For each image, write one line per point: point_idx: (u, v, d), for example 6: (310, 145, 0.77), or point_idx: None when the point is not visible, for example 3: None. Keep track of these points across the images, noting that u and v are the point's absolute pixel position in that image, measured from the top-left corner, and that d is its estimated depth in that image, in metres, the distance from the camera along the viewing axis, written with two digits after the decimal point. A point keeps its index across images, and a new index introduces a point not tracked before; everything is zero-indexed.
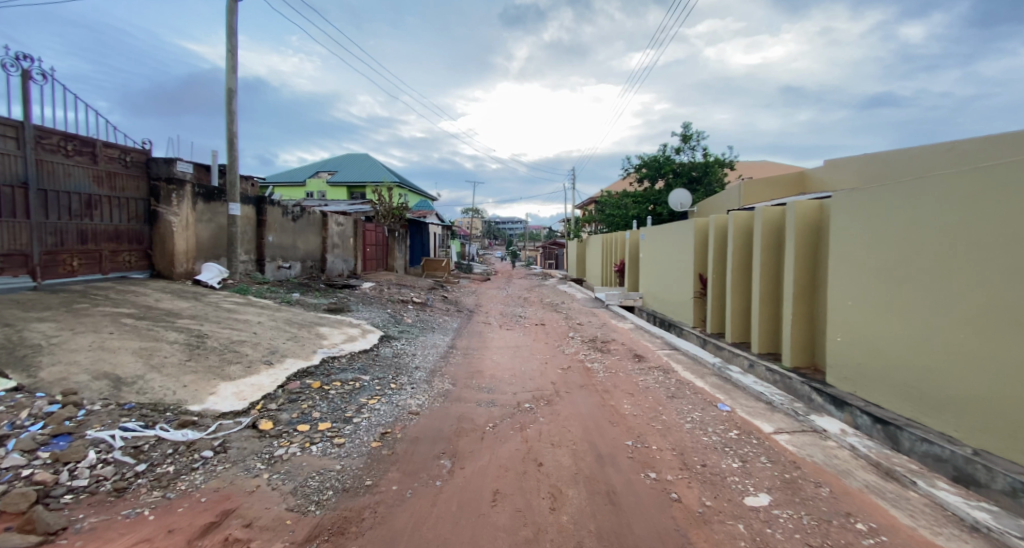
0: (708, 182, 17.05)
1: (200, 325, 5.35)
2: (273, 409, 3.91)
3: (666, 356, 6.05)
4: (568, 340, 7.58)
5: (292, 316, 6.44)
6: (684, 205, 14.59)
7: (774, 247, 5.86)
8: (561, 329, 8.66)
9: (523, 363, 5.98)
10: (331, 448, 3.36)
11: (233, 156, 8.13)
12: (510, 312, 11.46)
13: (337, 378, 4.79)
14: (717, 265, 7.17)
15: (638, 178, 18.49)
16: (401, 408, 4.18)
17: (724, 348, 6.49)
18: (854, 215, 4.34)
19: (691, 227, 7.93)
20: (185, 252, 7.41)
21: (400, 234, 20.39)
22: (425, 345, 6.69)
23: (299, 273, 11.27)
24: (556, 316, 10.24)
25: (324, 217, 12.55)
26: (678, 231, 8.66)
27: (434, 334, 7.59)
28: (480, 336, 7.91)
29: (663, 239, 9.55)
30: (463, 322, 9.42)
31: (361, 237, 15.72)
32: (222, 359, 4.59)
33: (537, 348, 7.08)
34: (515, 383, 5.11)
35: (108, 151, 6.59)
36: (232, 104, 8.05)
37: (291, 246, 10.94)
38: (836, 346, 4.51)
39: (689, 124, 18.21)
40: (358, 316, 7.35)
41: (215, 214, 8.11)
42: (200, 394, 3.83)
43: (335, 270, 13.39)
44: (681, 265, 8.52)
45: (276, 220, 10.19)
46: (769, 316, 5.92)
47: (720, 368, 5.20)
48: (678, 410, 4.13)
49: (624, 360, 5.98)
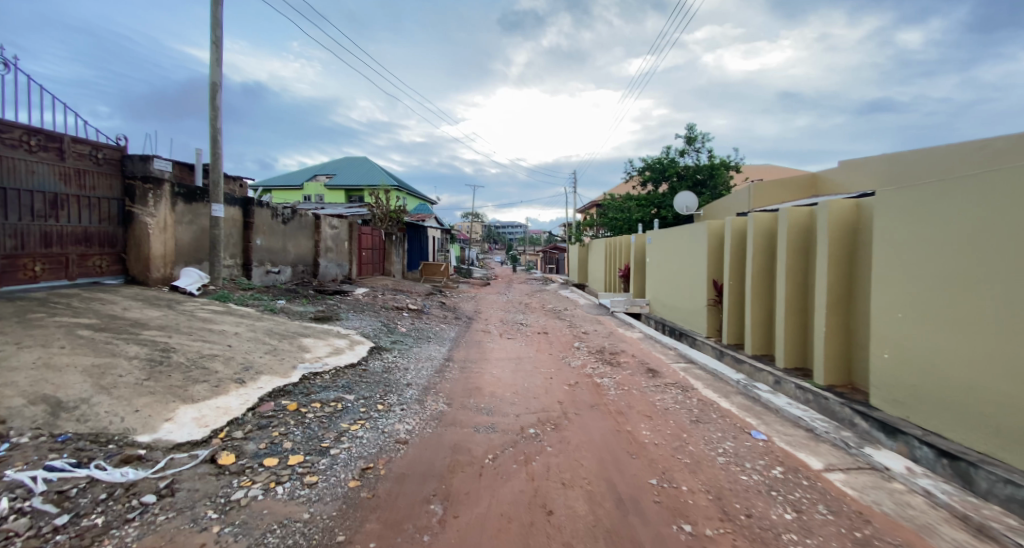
0: (713, 185, 16.58)
1: (168, 337, 4.82)
2: (238, 438, 3.38)
3: (682, 371, 5.52)
4: (573, 351, 7.04)
5: (273, 326, 5.90)
6: (690, 208, 14.10)
7: (801, 251, 5.37)
8: (565, 338, 8.13)
9: (526, 378, 5.44)
10: (300, 490, 2.83)
11: (217, 154, 7.63)
12: (510, 319, 10.93)
13: (318, 398, 4.26)
14: (735, 270, 6.67)
15: (641, 181, 18.01)
16: (387, 435, 3.65)
17: (744, 361, 5.97)
18: (901, 215, 3.88)
19: (705, 230, 7.42)
20: (162, 255, 6.88)
21: (397, 238, 19.90)
22: (418, 357, 6.16)
23: (289, 278, 10.76)
24: (559, 324, 9.69)
25: (317, 219, 12.04)
26: (689, 233, 8.15)
27: (429, 345, 7.07)
28: (479, 347, 7.37)
29: (672, 243, 9.04)
30: (461, 330, 8.89)
31: (356, 241, 15.20)
32: (187, 378, 4.05)
33: (540, 360, 6.56)
34: (518, 402, 4.58)
35: (77, 147, 6.08)
36: (216, 99, 7.55)
37: (282, 250, 10.44)
38: (881, 363, 4.01)
39: (694, 126, 17.70)
40: (346, 325, 6.82)
41: (197, 216, 7.61)
42: (153, 421, 3.29)
43: (328, 275, 12.85)
44: (692, 270, 8.00)
45: (264, 222, 9.68)
46: (797, 327, 5.42)
47: (746, 386, 4.68)
48: (705, 438, 3.60)
49: (637, 376, 5.45)
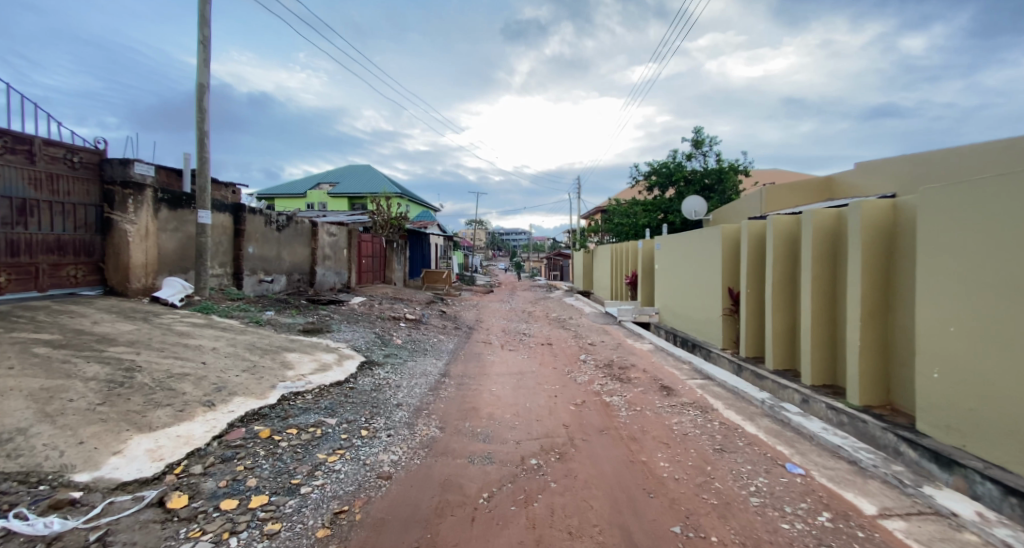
0: (722, 189, 16.13)
1: (136, 354, 4.42)
2: (196, 474, 2.95)
3: (699, 389, 5.05)
4: (579, 365, 6.58)
5: (256, 340, 5.49)
6: (698, 213, 13.64)
7: (828, 258, 4.91)
8: (571, 351, 7.66)
9: (528, 397, 4.99)
10: (257, 541, 2.39)
11: (203, 158, 7.31)
12: (513, 328, 10.48)
13: (295, 423, 3.83)
14: (753, 278, 6.23)
15: (647, 186, 17.57)
16: (369, 468, 3.21)
17: (766, 377, 5.49)
18: (945, 214, 3.44)
19: (720, 235, 6.98)
20: (143, 265, 6.51)
21: (399, 246, 19.58)
22: (412, 373, 5.72)
23: (284, 287, 10.39)
24: (564, 335, 9.22)
25: (314, 227, 11.70)
26: (702, 238, 7.71)
27: (425, 358, 6.63)
28: (479, 360, 6.92)
29: (683, 248, 8.59)
30: (460, 341, 8.45)
31: (356, 248, 14.85)
32: (149, 401, 3.63)
33: (543, 375, 6.10)
34: (518, 426, 4.12)
35: (50, 150, 5.76)
36: (203, 100, 7.23)
37: (276, 258, 10.07)
38: (929, 384, 3.51)
39: (701, 129, 17.27)
40: (337, 338, 6.39)
41: (182, 223, 7.25)
42: (97, 456, 2.87)
43: (325, 284, 12.49)
44: (705, 277, 7.55)
45: (256, 229, 9.33)
46: (825, 341, 4.93)
47: (773, 407, 4.21)
48: (733, 472, 3.13)
49: (650, 395, 4.98)
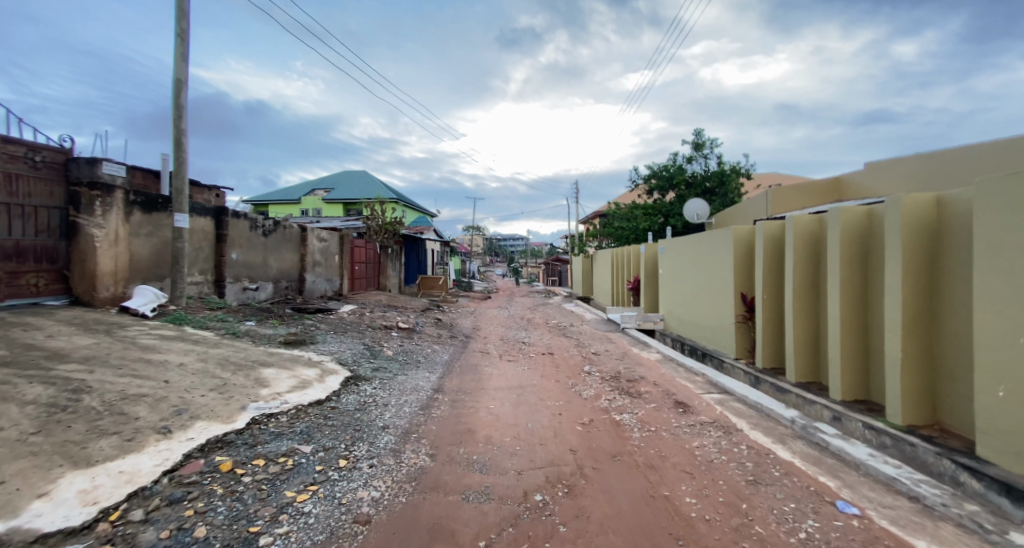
0: (724, 192, 15.76)
1: (90, 371, 3.92)
2: (135, 523, 2.44)
3: (719, 406, 4.58)
4: (583, 378, 6.11)
5: (230, 354, 4.99)
6: (700, 216, 13.25)
7: (859, 260, 4.49)
8: (574, 361, 7.18)
9: (529, 416, 4.51)
10: None
11: (181, 159, 6.85)
12: (511, 336, 9.99)
13: (264, 453, 3.33)
14: (769, 282, 5.83)
15: (647, 189, 17.19)
16: (345, 511, 2.72)
17: (789, 391, 5.03)
18: (998, 209, 3.06)
19: (731, 237, 6.58)
20: (112, 272, 6.01)
21: (394, 251, 19.10)
22: (402, 389, 5.24)
23: (270, 296, 9.90)
24: (565, 343, 8.75)
25: (303, 232, 11.24)
26: (710, 241, 7.31)
27: (417, 372, 6.13)
28: (475, 373, 6.43)
29: (689, 252, 8.19)
30: (456, 352, 7.96)
31: (348, 254, 14.36)
32: (94, 428, 3.13)
33: (545, 389, 5.62)
34: (520, 452, 3.63)
35: (8, 148, 5.29)
36: (180, 97, 6.80)
37: (262, 264, 9.59)
38: (990, 402, 3.07)
39: (702, 131, 16.92)
40: (321, 351, 5.91)
41: (157, 227, 6.77)
42: (16, 500, 2.36)
43: (315, 292, 11.99)
44: (715, 282, 7.14)
45: (240, 234, 8.86)
46: (857, 351, 4.49)
47: (806, 428, 3.76)
48: (777, 511, 2.65)
49: (666, 413, 4.50)
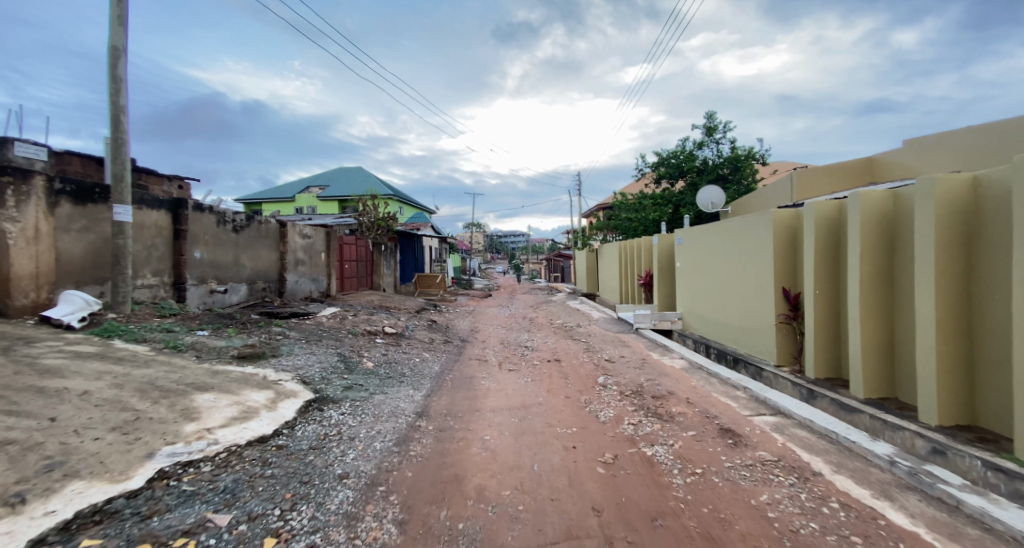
0: (738, 179, 14.71)
1: None
2: None
3: (778, 436, 3.57)
4: (599, 394, 5.08)
5: (159, 376, 3.98)
6: (715, 204, 12.21)
7: (960, 242, 3.47)
8: (585, 371, 6.16)
9: (536, 452, 3.50)
10: None
11: (120, 141, 5.87)
12: (513, 339, 8.98)
13: (155, 531, 2.30)
14: (822, 275, 4.83)
15: (656, 178, 16.13)
16: None
17: (860, 411, 4.00)
18: None
19: (770, 221, 5.59)
20: (31, 274, 5.00)
21: (387, 248, 18.05)
22: (377, 416, 4.24)
23: (243, 298, 8.90)
24: (573, 348, 7.74)
25: (282, 227, 10.25)
26: (742, 227, 6.30)
27: (399, 389, 5.13)
28: (470, 387, 5.41)
29: (715, 241, 7.19)
30: (449, 360, 6.96)
31: (336, 252, 13.38)
32: None
33: (553, 409, 4.62)
34: (524, 517, 2.61)
35: None
36: (116, 67, 5.81)
37: (232, 264, 8.59)
38: None
39: (714, 114, 15.78)
40: (283, 366, 4.91)
41: (94, 221, 5.76)
42: None
43: (297, 293, 11.01)
44: (749, 275, 6.13)
45: (206, 230, 7.84)
46: (959, 361, 3.46)
47: (917, 475, 2.72)
48: None
49: (712, 447, 3.48)
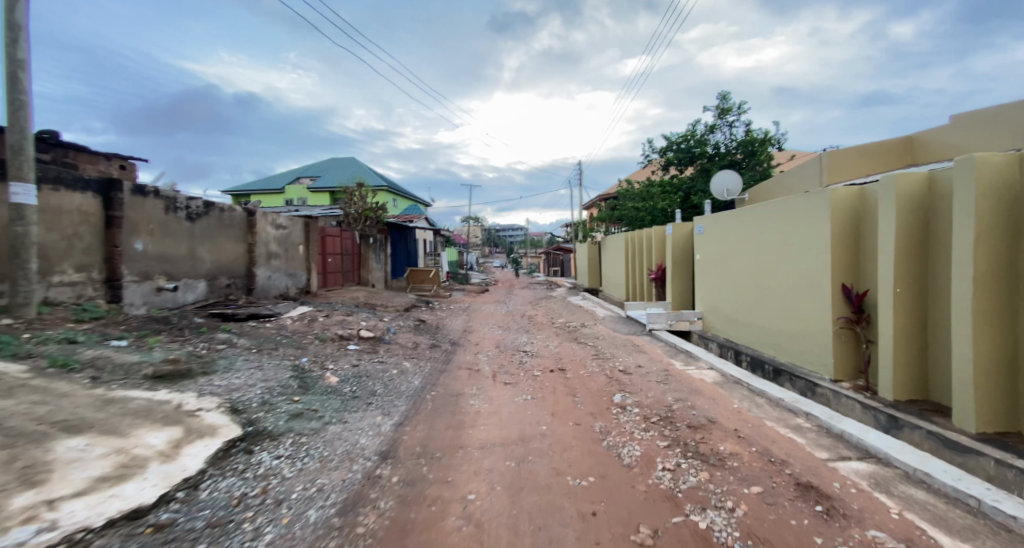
0: (753, 164, 13.62)
1: None
2: None
3: (887, 499, 2.49)
4: (618, 421, 4.02)
5: (18, 410, 2.86)
6: (732, 190, 11.11)
7: None
8: (597, 385, 5.10)
9: (539, 527, 2.42)
10: None
11: (19, 103, 4.75)
12: (510, 342, 7.91)
13: None
14: (904, 269, 3.75)
15: (664, 164, 15.02)
16: None
17: (980, 455, 2.93)
18: None
19: (824, 202, 4.52)
20: None
21: (376, 242, 16.95)
22: (325, 462, 3.14)
23: (201, 297, 7.77)
24: (579, 354, 6.66)
25: (250, 217, 9.10)
26: (785, 210, 5.22)
27: (364, 415, 4.03)
28: (454, 411, 4.31)
29: (748, 228, 6.11)
30: (434, 370, 5.89)
31: (316, 244, 12.23)
32: None
33: (560, 445, 3.53)
34: None
35: None
36: (12, 11, 4.66)
37: (186, 258, 7.45)
38: None
39: (728, 95, 14.61)
40: (213, 388, 3.82)
41: None
42: None
43: (270, 290, 9.90)
44: (795, 268, 5.08)
45: (151, 218, 6.70)
46: None
47: None
48: None
49: (796, 517, 2.40)
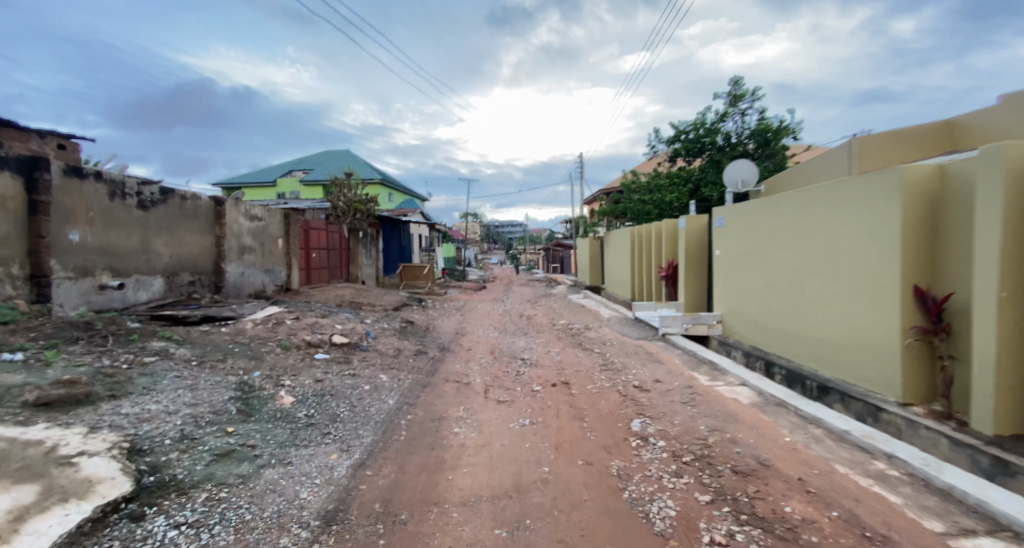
0: (767, 154, 12.72)
1: None
2: None
3: None
4: (640, 460, 3.15)
5: None
6: (748, 181, 10.20)
7: None
8: (609, 406, 4.22)
9: None
10: None
11: None
12: (506, 348, 7.02)
13: None
14: (1013, 267, 2.90)
15: (672, 155, 14.11)
16: None
17: None
18: None
19: (893, 185, 3.65)
20: None
21: (366, 236, 16.02)
22: (244, 532, 2.25)
23: (155, 296, 6.87)
24: (586, 363, 5.78)
25: (217, 207, 8.19)
26: (837, 197, 4.35)
27: (314, 453, 3.14)
28: (433, 443, 3.44)
29: (785, 219, 5.23)
30: (415, 384, 4.99)
31: (297, 238, 11.28)
32: None
33: (569, 499, 2.65)
34: None
35: None
36: None
37: (137, 251, 6.54)
38: None
39: (741, 81, 13.65)
40: (116, 419, 2.91)
41: None
42: None
43: (242, 288, 8.99)
44: (848, 267, 4.23)
45: (90, 205, 5.78)
46: None
47: None
48: None
49: None
